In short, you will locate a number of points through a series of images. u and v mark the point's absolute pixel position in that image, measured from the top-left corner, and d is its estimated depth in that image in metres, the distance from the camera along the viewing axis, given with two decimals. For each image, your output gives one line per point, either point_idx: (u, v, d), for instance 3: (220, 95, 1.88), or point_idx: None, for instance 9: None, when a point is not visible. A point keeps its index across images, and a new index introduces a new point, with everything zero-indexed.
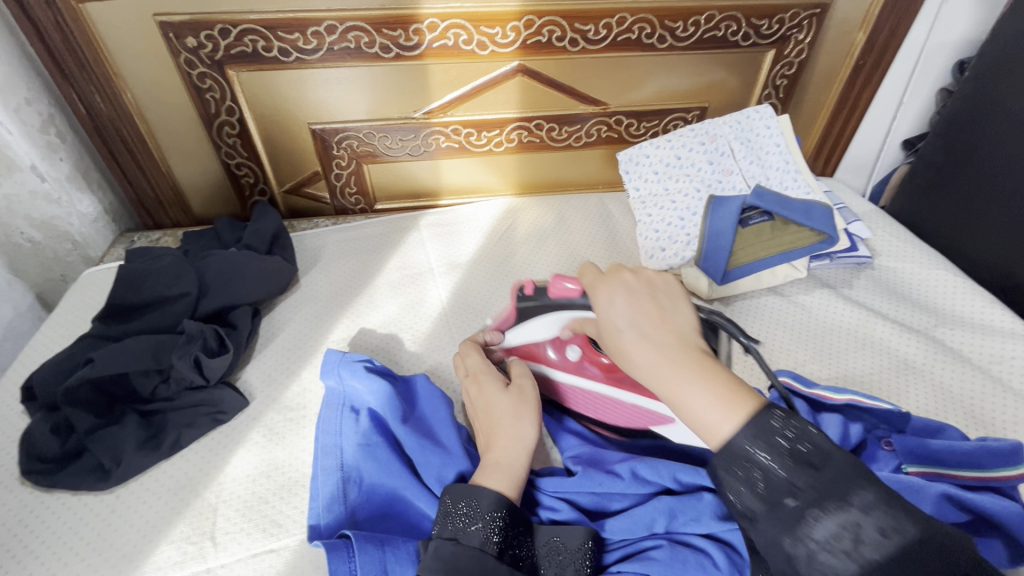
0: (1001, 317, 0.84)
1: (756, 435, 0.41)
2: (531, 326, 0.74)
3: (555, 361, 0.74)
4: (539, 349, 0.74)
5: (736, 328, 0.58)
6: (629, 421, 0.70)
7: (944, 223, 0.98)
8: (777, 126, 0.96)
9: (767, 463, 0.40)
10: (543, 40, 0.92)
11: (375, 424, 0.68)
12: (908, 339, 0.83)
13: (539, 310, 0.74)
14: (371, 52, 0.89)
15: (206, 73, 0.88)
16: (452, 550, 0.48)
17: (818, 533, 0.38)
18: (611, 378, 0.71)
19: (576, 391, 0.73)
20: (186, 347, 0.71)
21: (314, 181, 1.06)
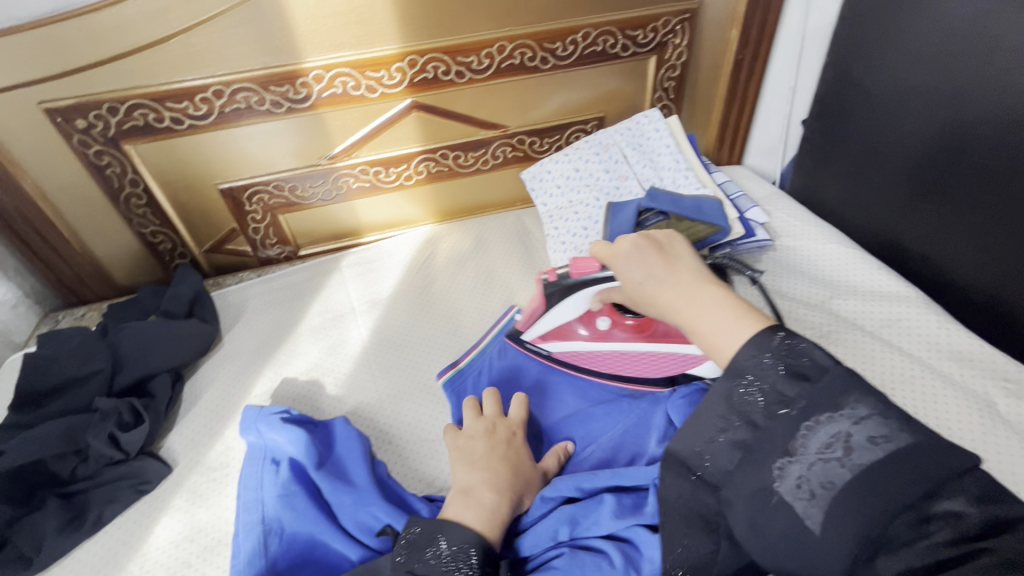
0: (889, 282, 0.89)
1: (759, 348, 0.48)
2: (563, 307, 0.78)
3: (587, 335, 0.80)
4: (568, 327, 0.81)
5: None
6: (672, 368, 0.77)
7: (835, 197, 1.03)
8: (665, 128, 1.01)
9: (752, 397, 0.48)
10: (430, 76, 0.96)
11: (296, 471, 0.70)
12: (807, 315, 0.87)
13: (563, 291, 0.76)
14: (263, 109, 0.92)
15: (103, 151, 0.90)
16: None
17: (813, 444, 0.44)
18: (642, 334, 0.78)
19: (617, 358, 0.79)
20: (100, 424, 0.72)
21: (233, 237, 1.08)
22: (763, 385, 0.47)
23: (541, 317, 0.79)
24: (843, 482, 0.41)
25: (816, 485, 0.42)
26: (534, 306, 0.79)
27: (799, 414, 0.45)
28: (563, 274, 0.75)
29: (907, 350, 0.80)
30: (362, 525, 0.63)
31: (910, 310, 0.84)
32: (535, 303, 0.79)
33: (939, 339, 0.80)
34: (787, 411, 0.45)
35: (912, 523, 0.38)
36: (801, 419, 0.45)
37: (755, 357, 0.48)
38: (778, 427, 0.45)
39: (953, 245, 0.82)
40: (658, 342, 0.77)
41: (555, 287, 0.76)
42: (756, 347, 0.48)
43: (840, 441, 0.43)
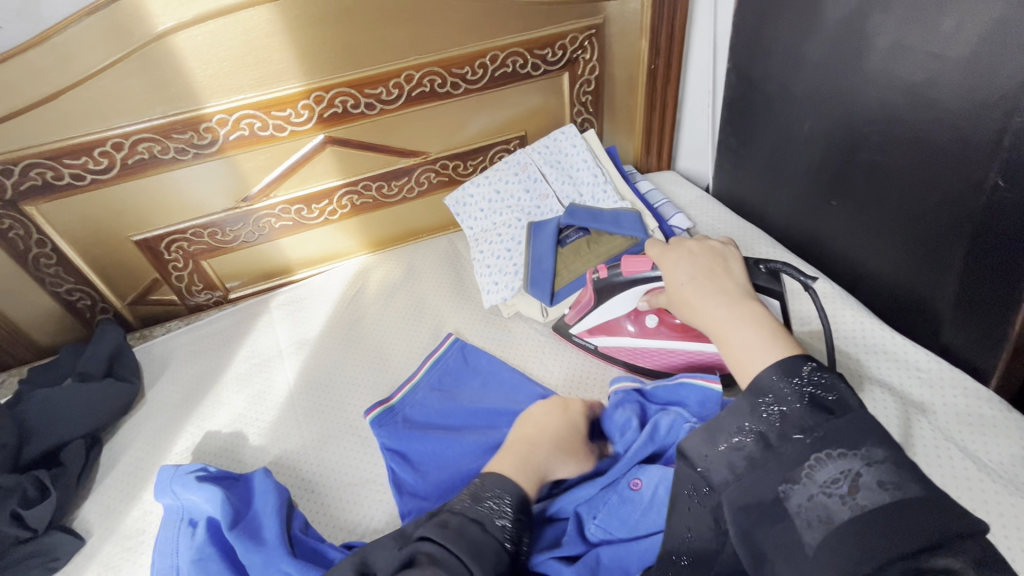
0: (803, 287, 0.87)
1: (784, 369, 0.48)
2: (614, 303, 0.77)
3: (635, 332, 0.79)
4: (618, 324, 0.80)
5: (795, 270, 0.66)
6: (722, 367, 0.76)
7: (755, 197, 1.04)
8: (582, 143, 1.01)
9: (776, 415, 0.46)
10: (339, 110, 0.95)
11: (213, 530, 0.67)
12: None
13: (615, 288, 0.76)
14: (168, 157, 0.90)
15: (3, 214, 0.87)
16: (477, 534, 0.52)
17: (818, 475, 0.42)
18: (686, 334, 0.75)
19: (661, 353, 0.78)
20: (1, 502, 0.68)
21: (157, 287, 1.05)
22: (782, 408, 0.46)
23: (589, 312, 0.80)
24: (842, 519, 0.40)
25: (813, 514, 0.41)
26: (585, 301, 0.80)
27: (803, 438, 0.44)
28: (615, 272, 0.75)
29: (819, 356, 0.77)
30: None
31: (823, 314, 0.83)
32: (585, 298, 0.80)
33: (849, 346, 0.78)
34: (803, 438, 0.44)
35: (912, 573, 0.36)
36: (813, 448, 0.43)
37: (776, 381, 0.47)
38: (789, 450, 0.44)
39: (861, 239, 0.83)
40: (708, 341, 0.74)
41: (604, 283, 0.77)
42: (783, 372, 0.47)
43: (850, 478, 0.41)
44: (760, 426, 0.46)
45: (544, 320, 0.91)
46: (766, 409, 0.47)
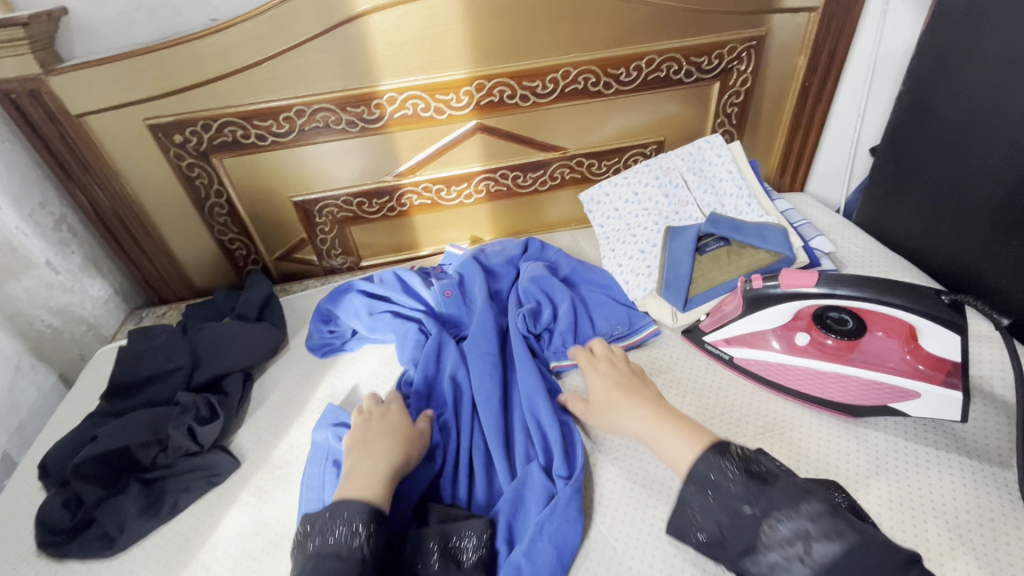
0: (878, 438, 0.71)
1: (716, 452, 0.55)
2: (763, 315, 0.77)
3: (780, 350, 0.78)
4: (761, 338, 0.79)
5: (983, 308, 0.63)
6: (875, 400, 0.71)
7: (906, 229, 0.99)
8: (728, 154, 1.00)
9: (723, 479, 0.53)
10: (496, 99, 0.99)
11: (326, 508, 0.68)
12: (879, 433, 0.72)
13: (769, 301, 0.75)
14: (340, 128, 0.98)
15: (194, 163, 0.98)
16: (333, 563, 0.53)
17: (778, 535, 0.48)
18: (837, 357, 0.74)
19: (806, 376, 0.76)
20: (180, 417, 0.78)
21: (302, 247, 1.14)
22: (732, 485, 0.52)
23: (734, 322, 0.79)
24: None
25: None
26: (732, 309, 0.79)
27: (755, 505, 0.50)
28: (773, 285, 0.74)
29: (929, 531, 0.61)
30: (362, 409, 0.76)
31: (917, 474, 0.67)
32: (731, 307, 0.80)
33: (972, 512, 0.62)
34: (751, 510, 0.50)
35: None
36: (761, 518, 0.49)
37: (707, 472, 0.54)
38: (743, 524, 0.50)
39: None
40: (860, 365, 0.74)
41: (756, 293, 0.76)
42: (716, 451, 0.55)
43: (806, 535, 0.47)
44: (711, 497, 0.53)
45: (672, 326, 0.89)
46: (716, 482, 0.53)
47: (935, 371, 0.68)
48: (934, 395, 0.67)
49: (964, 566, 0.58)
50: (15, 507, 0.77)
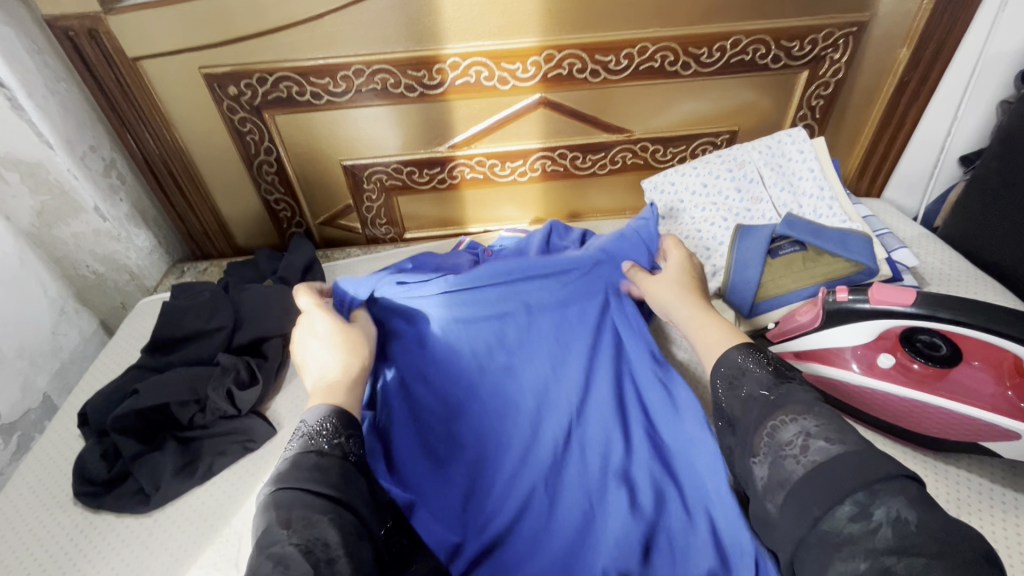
0: (964, 477, 0.65)
1: (745, 349, 0.55)
2: (844, 330, 0.69)
3: (858, 369, 0.70)
4: (838, 355, 0.71)
5: None
6: (962, 434, 0.64)
7: (1005, 251, 0.90)
8: (812, 150, 0.92)
9: (749, 366, 0.53)
10: (564, 72, 0.93)
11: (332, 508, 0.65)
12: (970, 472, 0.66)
13: (853, 316, 0.68)
14: (397, 92, 0.93)
15: (246, 118, 0.94)
16: (314, 461, 0.47)
17: (782, 432, 0.45)
18: (925, 385, 0.66)
19: (888, 402, 0.68)
20: (220, 378, 0.76)
21: (347, 213, 1.11)
22: (747, 377, 0.52)
23: (809, 334, 0.73)
24: (794, 476, 0.42)
25: (781, 481, 0.43)
26: (810, 319, 0.72)
27: (766, 395, 0.49)
28: (860, 300, 0.67)
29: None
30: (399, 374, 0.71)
31: (1007, 518, 0.60)
32: (806, 318, 0.73)
33: None
34: (765, 395, 0.49)
35: (851, 514, 0.37)
36: (775, 404, 0.47)
37: (730, 364, 0.54)
38: (754, 409, 0.49)
39: None
40: (951, 397, 0.65)
41: (837, 308, 0.69)
42: (749, 349, 0.55)
43: (807, 441, 0.43)
44: (740, 396, 0.51)
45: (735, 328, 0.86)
46: (733, 376, 0.53)
47: None
48: None
49: None
50: (54, 452, 0.77)
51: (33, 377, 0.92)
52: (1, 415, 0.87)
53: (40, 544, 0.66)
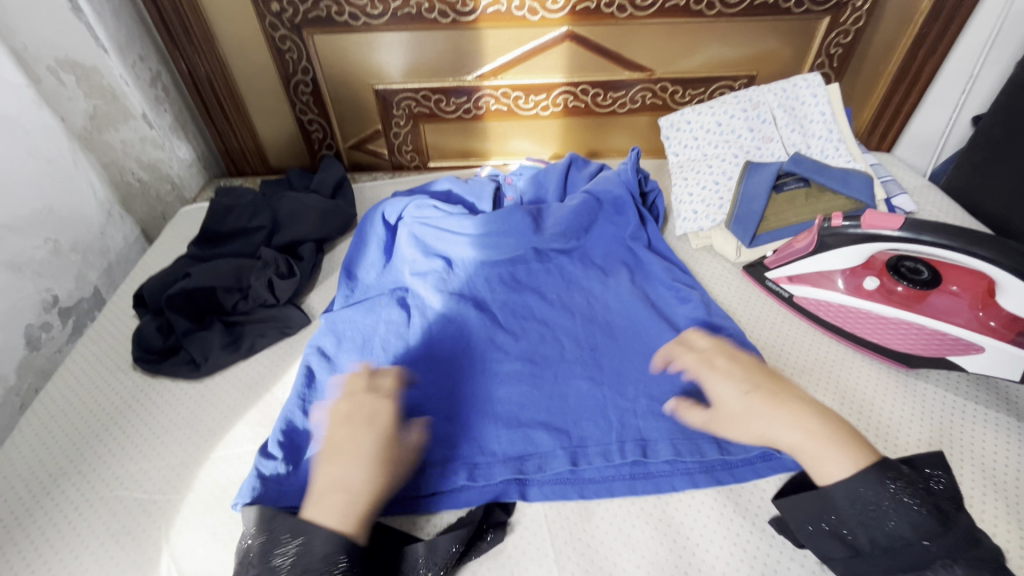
0: (930, 391, 0.72)
1: (873, 483, 0.50)
2: (835, 254, 0.76)
3: (844, 290, 0.78)
4: (827, 278, 0.79)
5: None
6: (930, 349, 0.72)
7: (1001, 202, 0.95)
8: (825, 95, 0.96)
9: (871, 497, 0.50)
10: (592, 6, 0.96)
11: None
12: (946, 393, 0.72)
13: (844, 240, 0.74)
14: (431, 17, 0.97)
15: (287, 36, 0.99)
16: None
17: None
18: (903, 306, 0.74)
19: (869, 321, 0.76)
20: (262, 270, 0.84)
21: (375, 138, 1.16)
22: (896, 515, 0.48)
23: (803, 259, 0.79)
24: None
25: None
26: (804, 245, 0.79)
27: (925, 543, 0.47)
28: (851, 225, 0.73)
29: (964, 480, 0.63)
30: (418, 303, 0.83)
31: (960, 425, 0.68)
32: (802, 244, 0.79)
33: (1013, 470, 0.64)
34: (926, 543, 0.47)
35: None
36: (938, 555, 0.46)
37: (854, 494, 0.50)
38: (906, 551, 0.47)
39: None
40: (928, 315, 0.73)
41: (832, 232, 0.75)
42: (881, 471, 0.51)
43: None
44: (866, 518, 0.49)
45: (735, 260, 0.90)
46: (873, 508, 0.49)
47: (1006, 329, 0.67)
48: (997, 350, 0.67)
49: (992, 509, 0.60)
50: (112, 330, 0.86)
51: (85, 272, 0.99)
52: (58, 299, 0.93)
53: (105, 401, 0.75)
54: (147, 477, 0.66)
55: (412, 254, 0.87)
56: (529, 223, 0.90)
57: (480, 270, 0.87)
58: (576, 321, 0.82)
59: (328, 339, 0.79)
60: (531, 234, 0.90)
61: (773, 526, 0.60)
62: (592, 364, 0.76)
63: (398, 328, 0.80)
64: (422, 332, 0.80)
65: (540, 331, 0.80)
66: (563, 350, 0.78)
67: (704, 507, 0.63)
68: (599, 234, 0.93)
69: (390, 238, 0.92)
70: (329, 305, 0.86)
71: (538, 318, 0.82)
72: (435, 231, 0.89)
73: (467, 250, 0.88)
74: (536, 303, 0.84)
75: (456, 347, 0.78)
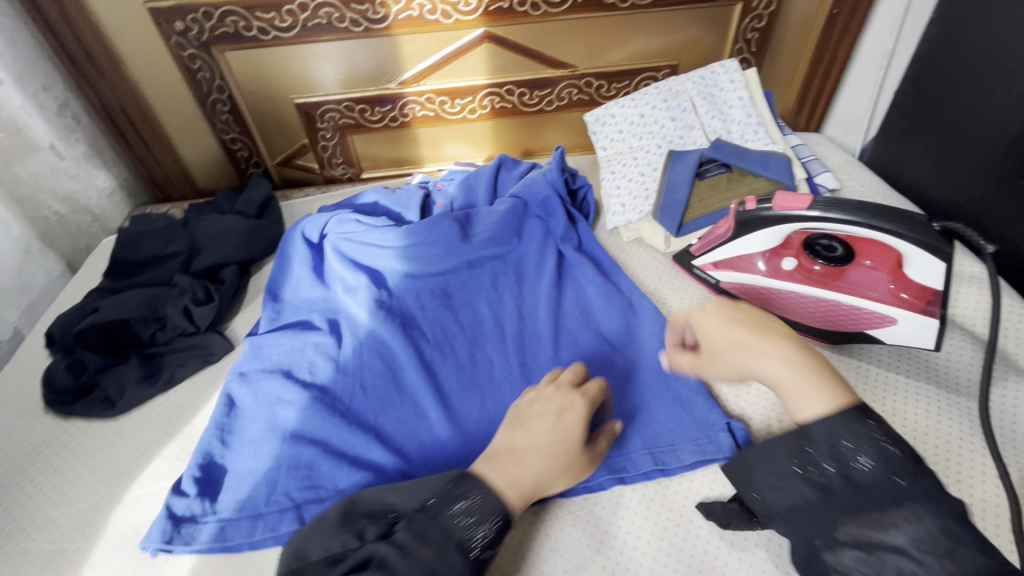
0: (855, 366, 0.73)
1: (842, 427, 0.43)
2: (752, 237, 0.76)
3: (765, 273, 0.77)
4: (749, 262, 0.78)
5: (975, 234, 0.59)
6: (851, 325, 0.72)
7: (917, 173, 0.97)
8: (742, 80, 0.97)
9: (841, 439, 0.43)
10: (505, 6, 0.95)
11: (273, 451, 0.67)
12: (866, 366, 0.73)
13: (759, 223, 0.75)
14: (343, 27, 0.95)
15: (196, 55, 0.97)
16: None
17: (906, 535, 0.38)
18: (822, 284, 0.74)
19: (792, 302, 0.76)
20: (178, 298, 0.81)
21: (303, 153, 1.14)
22: (870, 451, 0.42)
23: (724, 244, 0.79)
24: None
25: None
26: (723, 230, 0.79)
27: (902, 482, 0.40)
28: (764, 207, 0.74)
29: None
30: (342, 324, 0.81)
31: (883, 398, 0.69)
32: (722, 229, 0.80)
33: (930, 436, 0.65)
34: (897, 482, 0.40)
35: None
36: (903, 497, 0.39)
37: (834, 431, 0.44)
38: (876, 492, 0.40)
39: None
40: (845, 291, 0.73)
41: (748, 215, 0.76)
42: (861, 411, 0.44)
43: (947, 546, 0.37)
44: (831, 458, 0.43)
45: (665, 249, 0.90)
46: (841, 449, 0.43)
47: (917, 299, 0.67)
48: (911, 321, 0.68)
49: None
50: (24, 374, 0.81)
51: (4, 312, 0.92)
52: None
53: (14, 450, 0.71)
54: (55, 526, 0.63)
55: (337, 271, 0.86)
56: (456, 231, 0.89)
57: (409, 283, 0.86)
58: (507, 332, 0.81)
59: (250, 367, 0.77)
60: (459, 243, 0.89)
61: (700, 512, 0.60)
62: (521, 377, 0.76)
63: (323, 350, 0.78)
64: (347, 352, 0.78)
65: (470, 344, 0.80)
66: (493, 363, 0.78)
67: (632, 503, 0.62)
68: (531, 236, 0.91)
69: (314, 255, 0.90)
70: (254, 328, 0.83)
71: (468, 330, 0.82)
72: (359, 245, 0.87)
73: (395, 264, 0.86)
74: (465, 318, 0.83)
75: (382, 365, 0.76)
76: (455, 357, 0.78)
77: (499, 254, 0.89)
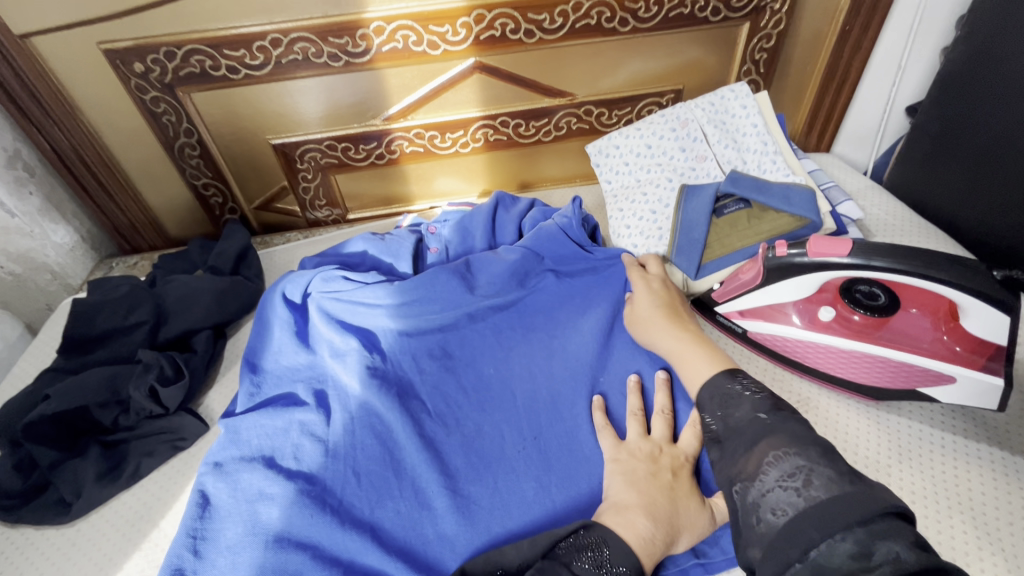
0: (906, 426, 0.65)
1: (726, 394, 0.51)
2: (785, 285, 0.68)
3: (800, 326, 0.70)
4: (781, 312, 0.71)
5: None
6: (899, 382, 0.65)
7: (946, 199, 0.90)
8: (754, 105, 0.90)
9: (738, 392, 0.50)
10: (497, 34, 0.88)
11: (253, 561, 0.58)
12: (917, 425, 0.66)
13: (792, 270, 0.67)
14: (320, 62, 0.87)
15: (159, 98, 0.88)
16: None
17: (774, 470, 0.41)
18: (862, 335, 0.67)
19: (830, 357, 0.69)
20: (142, 376, 0.72)
21: (283, 195, 1.05)
22: (742, 401, 0.49)
23: (753, 291, 0.71)
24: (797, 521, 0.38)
25: (766, 508, 0.39)
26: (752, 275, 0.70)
27: (763, 417, 0.46)
28: (796, 254, 0.65)
29: (956, 533, 0.55)
30: (331, 396, 0.72)
31: (941, 465, 0.61)
32: (749, 275, 0.71)
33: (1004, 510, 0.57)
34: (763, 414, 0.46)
35: (852, 554, 0.34)
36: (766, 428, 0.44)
37: (717, 393, 0.52)
38: (749, 429, 0.45)
39: None
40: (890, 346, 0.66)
41: (777, 262, 0.68)
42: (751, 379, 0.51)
43: (802, 472, 0.39)
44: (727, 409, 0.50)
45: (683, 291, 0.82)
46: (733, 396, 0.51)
47: (974, 354, 0.61)
48: (969, 380, 0.61)
49: (993, 568, 0.53)
50: None
51: None
52: None
53: None
54: None
55: (323, 334, 0.77)
56: (454, 283, 0.80)
57: (403, 343, 0.77)
58: (517, 398, 0.72)
59: (226, 455, 0.67)
60: (458, 295, 0.80)
61: None
62: (537, 452, 0.67)
63: (309, 430, 0.69)
64: (336, 431, 0.69)
65: (476, 413, 0.71)
66: (502, 435, 0.69)
67: None
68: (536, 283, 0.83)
69: (297, 317, 0.81)
70: (231, 408, 0.74)
71: (473, 397, 0.73)
72: (347, 304, 0.78)
73: (388, 322, 0.77)
74: (468, 382, 0.75)
75: (378, 445, 0.67)
76: (459, 430, 0.70)
77: (503, 304, 0.81)
